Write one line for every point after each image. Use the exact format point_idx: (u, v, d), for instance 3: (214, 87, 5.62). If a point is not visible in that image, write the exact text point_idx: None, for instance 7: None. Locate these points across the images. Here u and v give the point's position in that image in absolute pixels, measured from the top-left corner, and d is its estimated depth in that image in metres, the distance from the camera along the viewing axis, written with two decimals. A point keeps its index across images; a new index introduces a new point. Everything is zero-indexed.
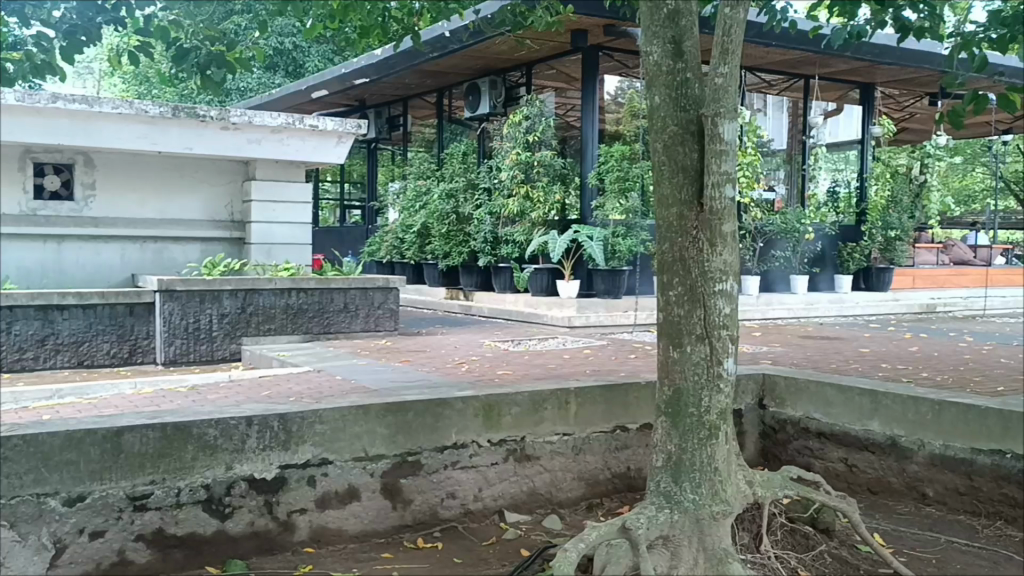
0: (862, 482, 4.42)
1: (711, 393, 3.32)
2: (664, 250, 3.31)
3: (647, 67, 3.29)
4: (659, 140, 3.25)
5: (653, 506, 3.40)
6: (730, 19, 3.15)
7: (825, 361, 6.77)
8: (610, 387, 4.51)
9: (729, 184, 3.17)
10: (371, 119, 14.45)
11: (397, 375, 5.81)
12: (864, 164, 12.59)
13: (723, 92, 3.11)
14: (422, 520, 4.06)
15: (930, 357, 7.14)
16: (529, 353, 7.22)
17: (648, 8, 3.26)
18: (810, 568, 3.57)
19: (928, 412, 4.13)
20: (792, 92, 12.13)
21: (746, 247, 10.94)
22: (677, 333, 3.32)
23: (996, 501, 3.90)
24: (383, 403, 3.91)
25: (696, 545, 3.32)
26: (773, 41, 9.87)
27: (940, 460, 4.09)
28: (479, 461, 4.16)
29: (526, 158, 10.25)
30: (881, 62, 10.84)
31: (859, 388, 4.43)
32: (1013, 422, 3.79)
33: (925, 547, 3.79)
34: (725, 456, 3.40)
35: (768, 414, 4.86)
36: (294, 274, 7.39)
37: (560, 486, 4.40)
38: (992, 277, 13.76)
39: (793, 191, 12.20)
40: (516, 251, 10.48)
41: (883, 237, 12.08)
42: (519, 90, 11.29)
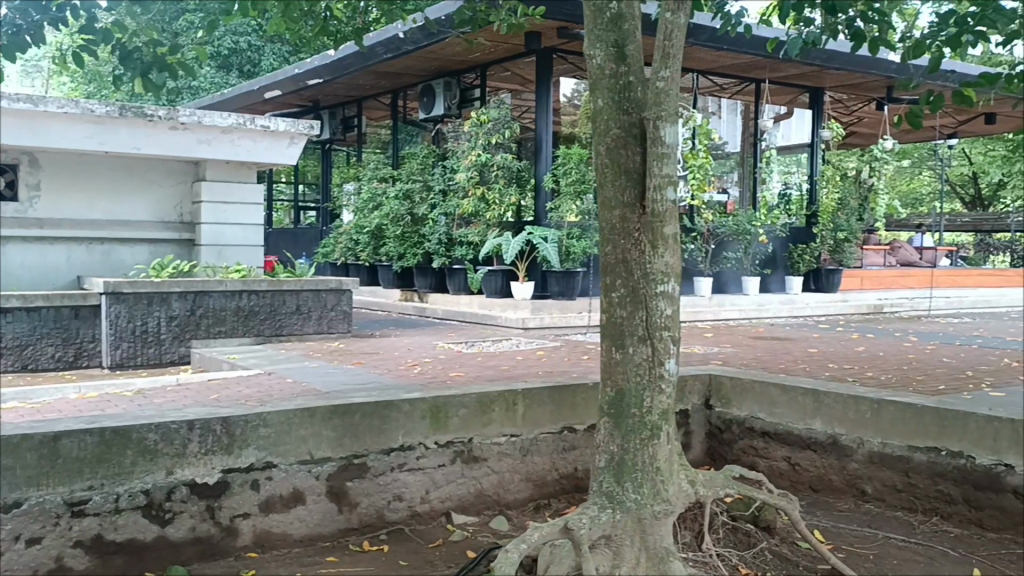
0: (804, 480, 4.49)
1: (653, 393, 3.35)
2: (606, 252, 3.36)
3: (590, 70, 3.30)
4: (602, 144, 3.28)
5: (596, 506, 3.42)
6: (671, 24, 3.17)
7: (772, 361, 6.90)
8: (558, 388, 4.52)
9: (671, 187, 3.20)
10: (325, 119, 14.33)
11: (348, 377, 5.78)
12: (814, 166, 12.79)
13: (665, 95, 3.14)
14: (367, 523, 4.04)
15: (875, 356, 7.30)
16: (482, 354, 7.25)
17: (591, 12, 3.29)
18: (751, 565, 3.63)
19: (867, 411, 4.21)
20: (745, 96, 12.42)
21: (697, 248, 11.17)
22: (619, 334, 3.35)
23: (932, 497, 3.99)
24: (329, 405, 3.89)
25: (637, 544, 3.35)
26: (725, 45, 9.95)
27: (879, 458, 4.17)
28: (426, 463, 4.16)
29: (481, 161, 10.27)
30: (830, 67, 11.00)
31: (802, 388, 4.50)
32: (947, 421, 3.90)
33: (863, 543, 3.86)
34: (666, 456, 3.43)
35: (714, 414, 4.92)
36: (246, 276, 7.39)
37: (507, 487, 4.41)
38: (937, 278, 14.09)
39: (746, 193, 12.42)
40: (470, 253, 10.50)
41: (832, 239, 12.24)
42: (473, 91, 11.33)
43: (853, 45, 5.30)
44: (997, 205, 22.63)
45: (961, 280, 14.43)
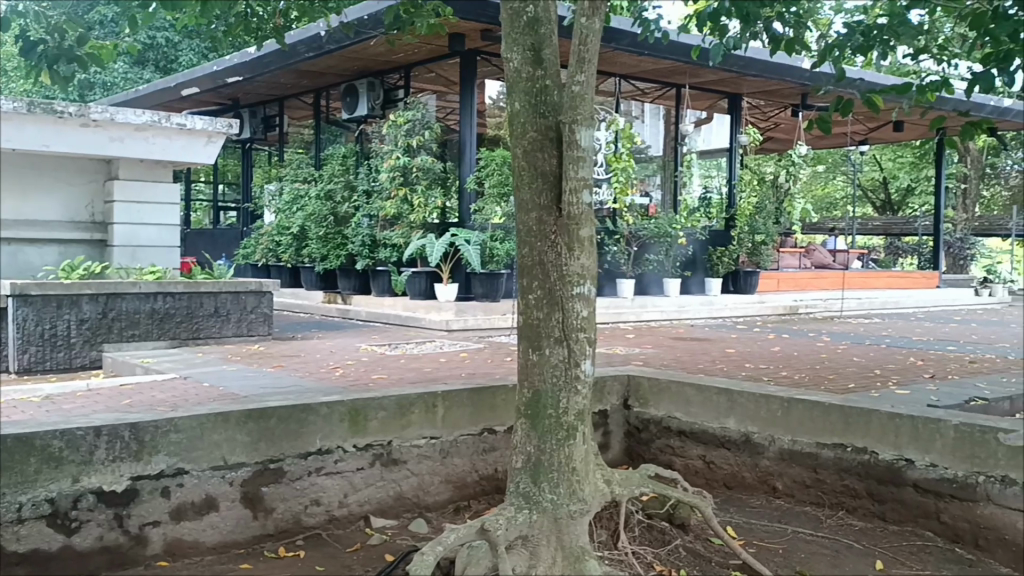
0: (719, 478, 4.59)
1: (569, 394, 3.39)
2: (523, 254, 3.37)
3: (507, 73, 3.32)
4: (519, 146, 3.30)
5: (513, 507, 3.44)
6: (586, 29, 3.23)
7: (691, 362, 7.05)
8: (477, 390, 4.53)
9: (586, 190, 3.23)
10: (245, 118, 14.09)
11: (265, 381, 5.68)
12: (733, 171, 13.11)
13: (580, 99, 3.17)
14: (283, 528, 3.98)
15: (790, 356, 7.51)
16: (405, 356, 7.21)
17: (508, 16, 3.30)
18: (666, 563, 3.69)
19: (778, 410, 4.32)
20: (665, 101, 12.64)
21: (620, 251, 11.31)
22: (536, 336, 3.38)
23: (838, 492, 4.13)
24: (243, 409, 3.82)
25: (554, 544, 3.37)
26: (646, 51, 10.10)
27: (789, 454, 4.29)
28: (344, 466, 4.13)
29: (404, 162, 10.23)
30: (748, 73, 11.26)
31: (716, 387, 4.60)
32: (852, 418, 4.04)
33: (773, 538, 3.96)
34: (582, 456, 3.47)
35: (632, 414, 4.99)
36: (161, 278, 7.15)
37: (427, 490, 4.39)
38: (848, 280, 14.58)
39: (667, 196, 12.62)
40: (394, 254, 10.42)
41: (750, 241, 12.59)
42: (397, 92, 11.30)
43: (771, 50, 5.46)
44: (907, 210, 23.54)
45: (871, 282, 14.92)
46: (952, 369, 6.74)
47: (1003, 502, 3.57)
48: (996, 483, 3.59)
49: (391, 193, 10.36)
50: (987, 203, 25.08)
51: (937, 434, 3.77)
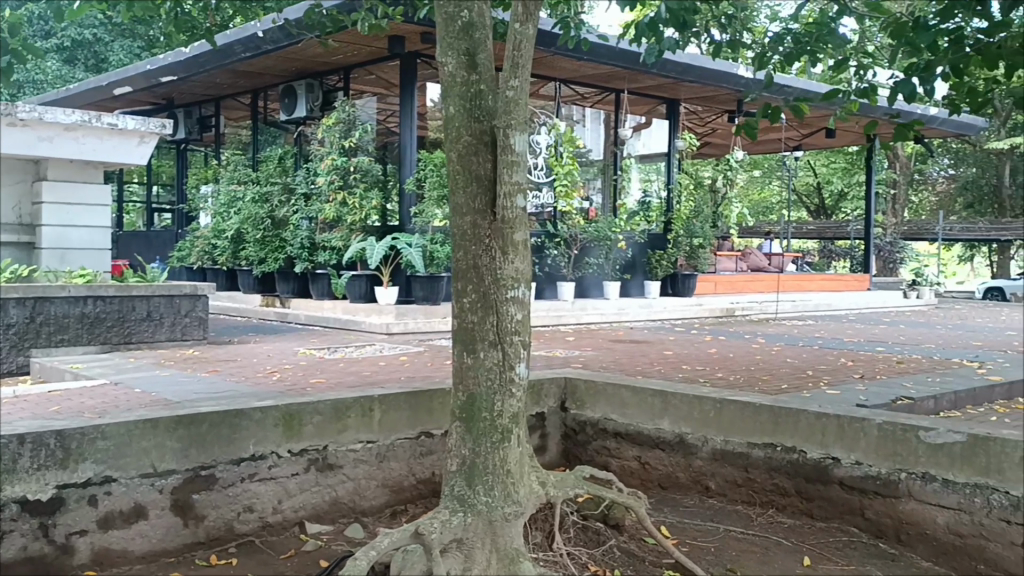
0: (653, 478, 4.65)
1: (503, 397, 3.41)
2: (458, 258, 3.37)
3: (442, 78, 3.32)
4: (454, 150, 3.30)
5: (447, 510, 3.43)
6: (519, 34, 3.26)
7: (630, 364, 7.15)
8: (414, 394, 4.52)
9: (520, 194, 3.27)
10: (180, 119, 13.90)
11: (199, 386, 5.59)
12: (671, 175, 13.30)
13: (515, 104, 3.21)
14: (215, 536, 3.92)
15: (725, 357, 7.66)
16: (345, 360, 7.16)
17: (442, 20, 3.31)
18: (600, 563, 3.73)
19: (711, 411, 4.40)
20: (605, 105, 12.79)
21: (560, 254, 11.43)
22: (470, 339, 3.39)
23: (769, 490, 4.21)
24: (173, 415, 3.76)
25: (488, 546, 3.36)
26: (585, 57, 10.22)
27: (721, 455, 4.37)
28: (278, 472, 4.08)
29: (343, 164, 10.15)
30: (685, 79, 11.44)
31: (651, 389, 4.67)
32: (781, 418, 4.14)
33: (705, 536, 4.03)
34: (517, 458, 3.49)
35: (569, 416, 5.03)
36: (91, 281, 7.03)
37: (363, 494, 4.36)
38: (784, 284, 14.87)
39: (607, 199, 12.69)
40: (333, 257, 10.39)
41: (687, 245, 12.76)
42: (335, 94, 11.25)
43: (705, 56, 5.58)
44: (839, 214, 24.20)
45: (806, 285, 15.22)
46: (881, 369, 6.94)
47: (924, 498, 3.69)
48: (917, 479, 3.71)
49: (330, 196, 10.29)
50: (915, 207, 25.92)
51: (862, 433, 3.89)
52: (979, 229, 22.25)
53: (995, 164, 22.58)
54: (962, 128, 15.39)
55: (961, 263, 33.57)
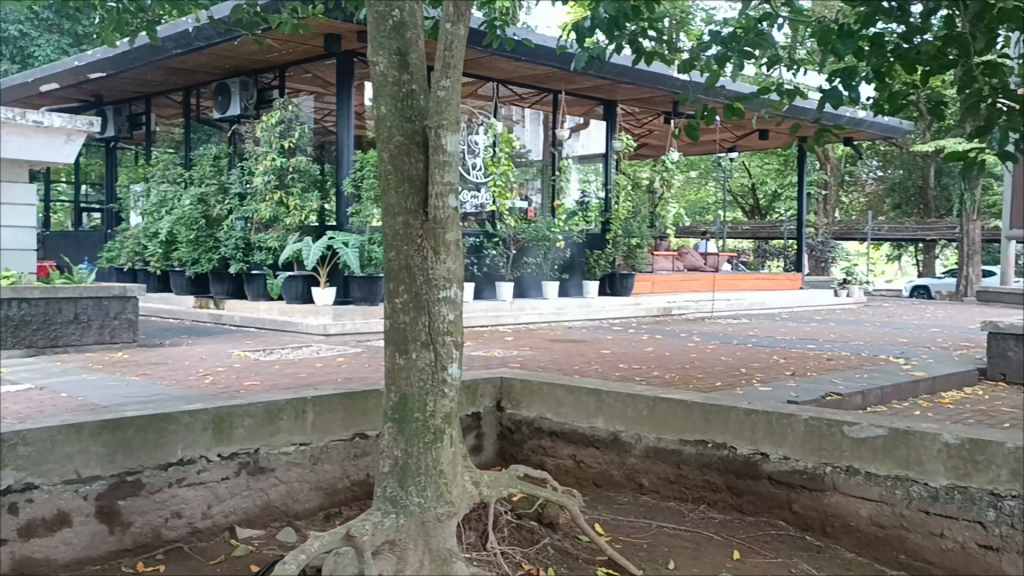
0: (588, 476, 4.68)
1: (436, 397, 3.41)
2: (389, 259, 3.36)
3: (373, 77, 3.30)
4: (386, 151, 3.29)
5: (379, 512, 3.40)
6: (451, 34, 3.25)
7: (566, 364, 7.21)
8: (348, 395, 4.47)
9: (452, 195, 3.28)
10: (109, 116, 13.56)
11: (126, 389, 5.47)
12: (608, 176, 13.43)
13: (446, 105, 3.22)
14: (142, 543, 3.81)
15: (661, 356, 7.76)
16: (279, 362, 7.06)
17: (373, 19, 3.28)
18: (534, 561, 3.73)
19: (644, 408, 4.45)
20: (542, 106, 12.87)
21: (498, 254, 11.45)
22: (402, 339, 3.38)
23: (700, 486, 4.28)
24: (99, 419, 3.68)
25: (421, 547, 3.33)
26: (522, 57, 10.27)
27: (653, 452, 4.43)
28: (208, 476, 4.00)
29: (280, 164, 10.03)
30: (622, 81, 11.55)
31: (585, 388, 4.70)
32: (712, 415, 4.21)
33: (638, 533, 4.08)
34: (450, 458, 3.49)
35: (505, 416, 5.04)
36: (16, 285, 6.77)
37: (296, 497, 4.29)
38: (719, 283, 15.13)
39: (545, 200, 12.76)
40: (269, 258, 10.28)
41: (625, 245, 12.91)
42: (270, 92, 11.12)
43: (636, 59, 5.65)
44: (773, 214, 24.74)
45: (740, 284, 15.50)
46: (812, 366, 7.11)
47: (849, 491, 3.78)
48: (841, 473, 3.81)
49: (266, 195, 10.15)
50: (845, 208, 26.61)
51: (789, 429, 3.98)
52: (906, 230, 22.93)
53: (920, 166, 23.32)
54: (888, 132, 15.95)
55: (889, 262, 34.56)
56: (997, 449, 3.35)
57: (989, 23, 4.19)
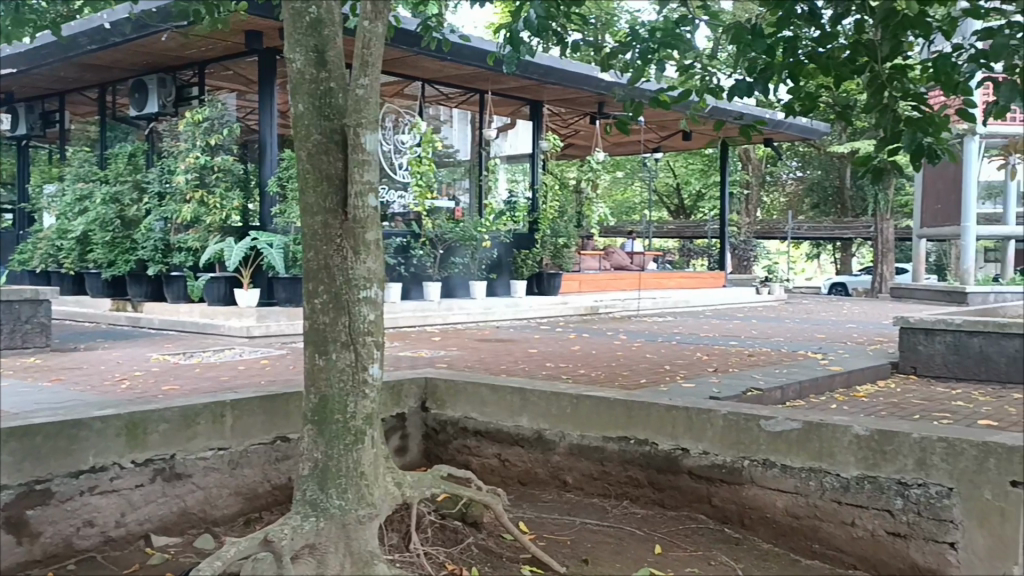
0: (512, 475, 4.70)
1: (356, 398, 3.37)
2: (308, 258, 3.31)
3: (290, 74, 3.25)
4: (303, 149, 3.24)
5: (299, 515, 3.34)
6: (368, 32, 3.26)
7: (493, 363, 7.23)
8: (270, 397, 4.38)
9: (372, 194, 3.28)
10: (20, 113, 13.07)
11: (38, 395, 5.29)
12: (535, 176, 13.48)
13: (365, 103, 3.21)
14: (52, 553, 3.69)
15: (588, 354, 7.83)
16: (201, 365, 6.92)
17: (290, 15, 3.23)
18: (458, 561, 3.71)
19: (567, 406, 4.48)
20: (469, 105, 12.86)
21: (426, 254, 11.40)
22: (322, 340, 3.33)
23: (622, 482, 4.33)
24: (4, 427, 3.51)
25: (342, 550, 3.30)
26: (448, 57, 10.25)
27: (577, 449, 4.47)
28: (121, 484, 3.88)
29: (204, 162, 9.90)
30: (548, 81, 11.63)
31: (509, 387, 4.71)
32: (634, 411, 4.26)
33: (562, 530, 4.10)
34: (371, 460, 3.45)
35: (430, 416, 5.03)
36: None
37: (214, 503, 4.20)
38: (644, 282, 15.35)
39: (473, 199, 12.75)
40: (189, 259, 10.04)
41: (552, 245, 13.08)
42: (190, 90, 10.87)
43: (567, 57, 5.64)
44: (697, 214, 25.23)
45: (666, 283, 15.75)
46: (734, 363, 7.27)
47: (765, 483, 3.87)
48: (757, 466, 3.89)
49: (187, 195, 9.97)
50: (767, 208, 27.27)
51: (708, 423, 4.05)
52: (825, 229, 23.66)
53: (837, 167, 24.04)
54: (805, 133, 16.41)
55: (808, 261, 35.55)
56: (904, 439, 3.46)
57: (896, 28, 4.27)
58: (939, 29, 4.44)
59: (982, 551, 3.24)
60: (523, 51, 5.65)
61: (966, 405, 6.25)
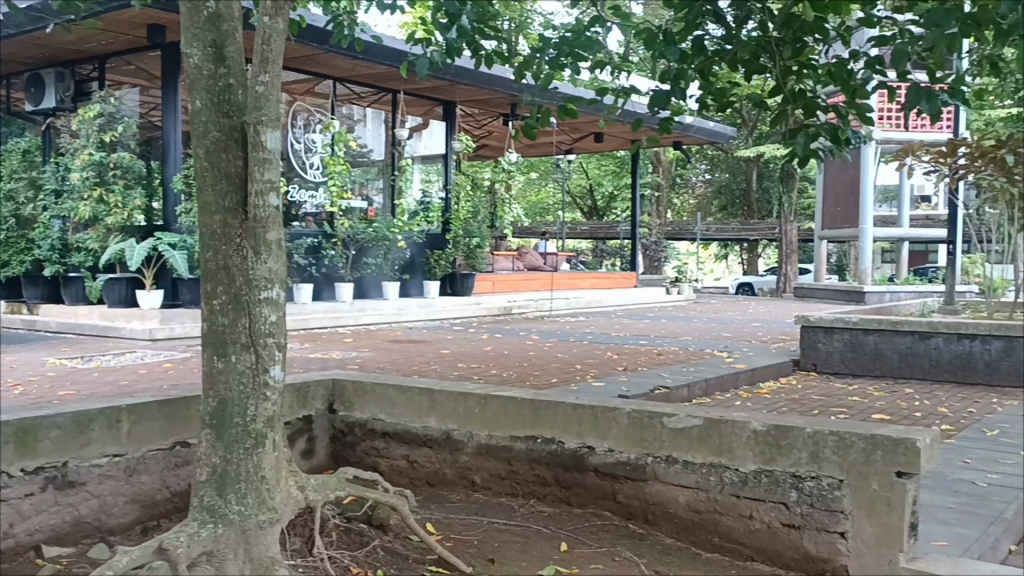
0: (421, 476, 4.68)
1: (257, 401, 3.31)
2: (206, 258, 3.23)
3: (186, 70, 3.15)
4: (201, 146, 3.15)
5: (196, 522, 3.25)
6: (269, 28, 3.22)
7: (406, 364, 7.21)
8: (169, 403, 4.17)
9: (273, 193, 3.22)
10: None
11: None
12: (448, 176, 13.50)
13: (265, 101, 3.16)
14: None
15: (500, 354, 7.86)
16: (100, 369, 6.68)
17: (185, 9, 3.13)
18: (363, 564, 3.66)
19: (475, 406, 4.48)
20: (382, 105, 12.79)
21: (337, 254, 11.28)
22: (220, 342, 3.25)
23: (530, 481, 4.36)
24: None
25: (241, 557, 3.23)
26: (359, 55, 10.16)
27: (486, 449, 4.48)
28: (10, 494, 3.62)
29: (100, 158, 9.54)
30: (461, 81, 11.62)
31: (417, 388, 4.68)
32: (541, 410, 4.29)
33: (470, 530, 4.11)
34: (272, 463, 3.39)
35: (337, 418, 4.97)
36: None
37: (110, 511, 3.98)
38: (558, 282, 15.45)
39: (386, 200, 12.67)
40: (89, 259, 9.77)
41: (465, 246, 12.98)
42: (89, 84, 10.47)
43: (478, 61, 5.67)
44: (610, 215, 25.62)
45: (579, 283, 15.92)
46: (642, 361, 7.41)
47: (667, 479, 3.95)
48: (661, 463, 3.97)
49: (85, 194, 9.57)
50: (677, 210, 27.87)
51: (613, 421, 4.11)
52: (732, 230, 24.35)
53: (744, 169, 24.73)
54: (712, 136, 16.83)
55: (716, 262, 36.53)
56: (798, 433, 3.58)
57: (797, 31, 4.44)
58: (837, 35, 4.60)
59: (870, 539, 3.34)
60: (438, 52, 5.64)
61: (861, 400, 6.51)
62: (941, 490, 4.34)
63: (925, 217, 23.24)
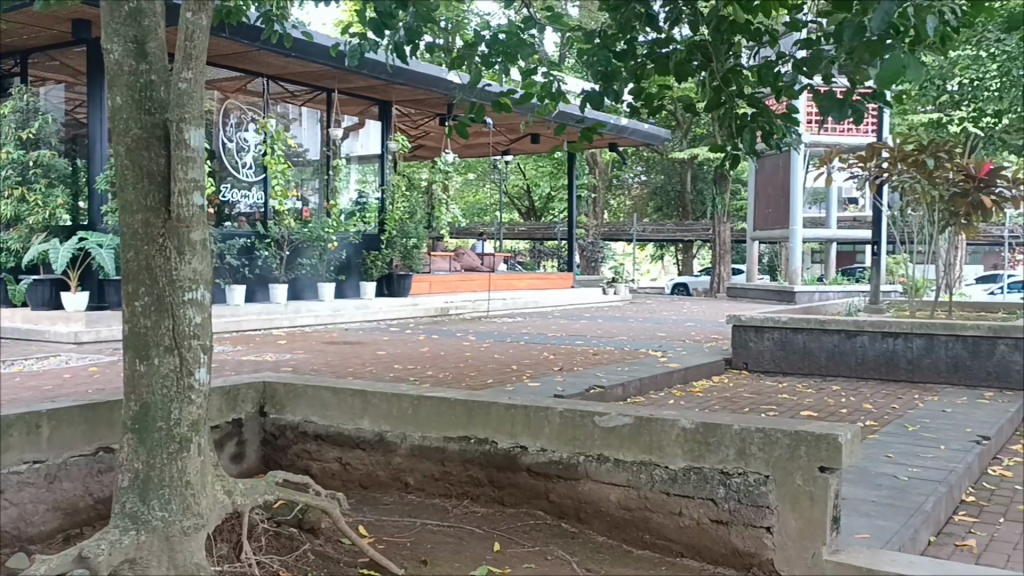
0: (354, 478, 4.64)
1: (181, 405, 3.21)
2: (128, 258, 3.15)
3: (107, 66, 3.07)
4: (122, 144, 3.08)
5: (117, 530, 3.17)
6: (193, 24, 3.10)
7: (341, 366, 7.16)
8: (91, 406, 4.05)
9: (197, 192, 3.13)
10: None
11: None
12: (384, 176, 13.38)
13: (188, 97, 3.05)
14: None
15: (436, 355, 7.85)
16: (21, 374, 6.48)
17: (105, 4, 3.06)
18: (292, 568, 3.62)
19: (408, 407, 4.45)
20: (316, 104, 12.63)
21: (271, 254, 11.16)
22: (143, 344, 3.16)
23: (463, 482, 4.36)
24: None
25: (165, 564, 3.17)
26: (293, 53, 10.05)
27: (419, 450, 4.46)
28: None
29: (20, 156, 9.32)
30: (397, 81, 11.57)
31: (350, 389, 4.64)
32: (475, 411, 4.28)
33: (402, 531, 4.09)
34: (197, 468, 3.30)
35: (268, 421, 4.89)
36: None
37: (29, 519, 3.84)
38: (495, 282, 15.43)
39: (322, 200, 12.55)
40: (10, 261, 9.65)
41: (403, 246, 12.85)
42: (10, 79, 10.28)
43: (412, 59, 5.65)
44: (547, 216, 25.78)
45: (517, 284, 15.95)
46: (578, 361, 7.47)
47: (600, 477, 3.98)
48: (593, 462, 4.00)
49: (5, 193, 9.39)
50: (614, 211, 28.17)
51: (546, 420, 4.12)
52: (667, 230, 24.72)
53: (678, 171, 25.13)
54: (648, 138, 17.07)
55: (653, 262, 37.06)
56: (726, 431, 3.63)
57: (726, 32, 4.54)
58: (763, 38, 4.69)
59: (794, 533, 3.41)
60: (368, 44, 5.55)
61: (790, 397, 6.66)
62: (865, 483, 4.46)
63: (852, 218, 23.91)
